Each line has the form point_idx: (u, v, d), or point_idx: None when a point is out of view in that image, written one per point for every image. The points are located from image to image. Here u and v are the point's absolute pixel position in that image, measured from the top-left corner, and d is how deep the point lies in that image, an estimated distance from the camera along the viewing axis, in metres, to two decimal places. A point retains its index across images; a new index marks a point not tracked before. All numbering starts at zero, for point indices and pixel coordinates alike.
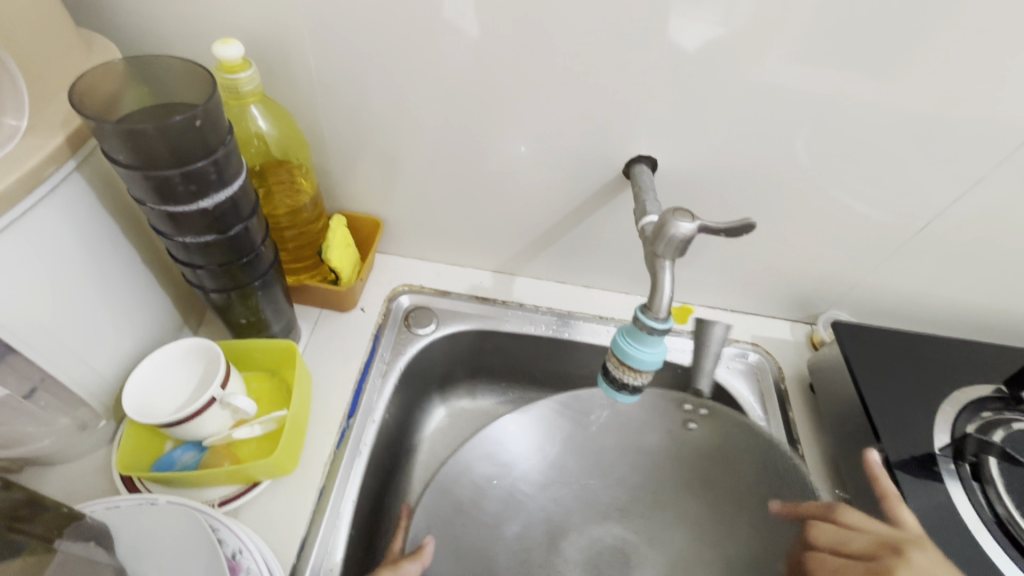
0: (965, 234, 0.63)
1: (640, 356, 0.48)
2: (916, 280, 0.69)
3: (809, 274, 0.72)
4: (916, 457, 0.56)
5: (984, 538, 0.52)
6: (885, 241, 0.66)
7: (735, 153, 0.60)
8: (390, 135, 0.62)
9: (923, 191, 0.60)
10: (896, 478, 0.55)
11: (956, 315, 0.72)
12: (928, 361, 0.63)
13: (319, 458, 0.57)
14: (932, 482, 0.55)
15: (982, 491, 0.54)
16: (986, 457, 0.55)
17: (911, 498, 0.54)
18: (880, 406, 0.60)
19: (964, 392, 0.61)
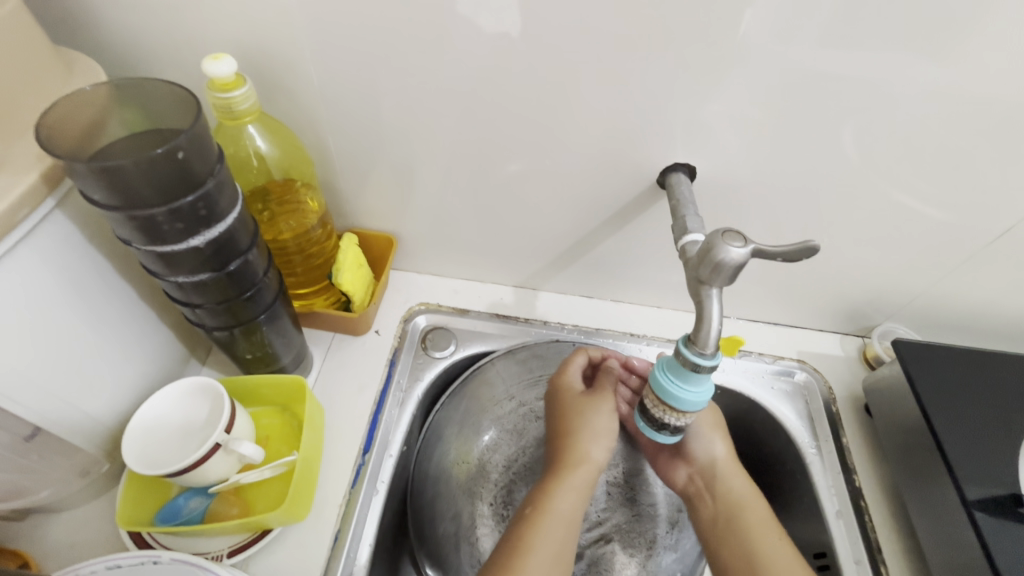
0: None
1: (684, 396, 0.42)
2: (987, 290, 0.62)
3: (863, 285, 0.65)
4: (998, 498, 0.50)
5: None
6: (952, 249, 0.59)
7: (782, 157, 0.54)
8: (402, 149, 0.58)
9: (1007, 192, 0.53)
10: (974, 520, 0.49)
11: None
12: (1007, 384, 0.56)
13: (334, 498, 0.53)
14: (1017, 526, 0.49)
15: None
16: None
17: (994, 545, 0.48)
18: (953, 438, 0.53)
19: None
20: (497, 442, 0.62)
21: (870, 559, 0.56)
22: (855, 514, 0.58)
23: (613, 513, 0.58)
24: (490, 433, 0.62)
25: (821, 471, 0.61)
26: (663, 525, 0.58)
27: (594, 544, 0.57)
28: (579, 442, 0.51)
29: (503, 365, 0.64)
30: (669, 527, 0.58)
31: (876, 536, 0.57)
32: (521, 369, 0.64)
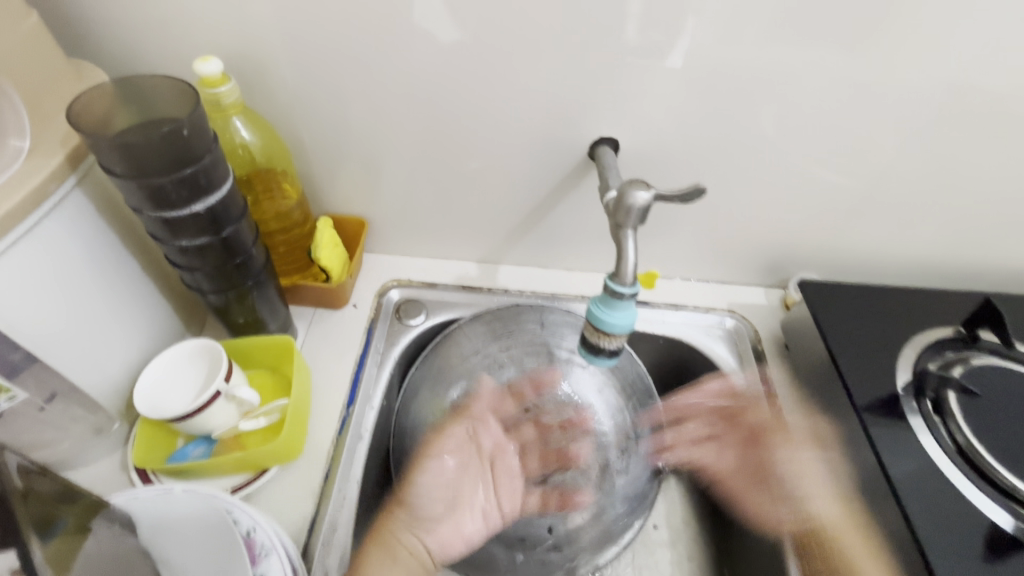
0: (912, 189, 0.67)
1: (613, 320, 0.51)
2: (876, 237, 0.73)
3: (776, 241, 0.76)
4: (882, 399, 0.60)
5: (950, 470, 0.54)
6: (842, 203, 0.70)
7: (691, 132, 0.63)
8: (367, 140, 0.66)
9: (878, 150, 0.64)
10: (862, 420, 0.59)
11: (914, 268, 0.76)
12: (892, 311, 0.67)
13: (323, 444, 0.60)
14: (899, 421, 0.58)
15: (945, 425, 0.57)
16: (945, 392, 0.58)
17: (876, 436, 0.57)
18: (846, 356, 0.63)
19: (922, 336, 0.64)
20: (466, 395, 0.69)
21: (790, 466, 0.65)
22: None
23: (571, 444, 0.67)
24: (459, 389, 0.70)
25: (749, 399, 0.70)
26: (613, 451, 0.68)
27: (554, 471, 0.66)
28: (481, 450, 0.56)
29: (469, 329, 0.70)
30: (619, 453, 0.68)
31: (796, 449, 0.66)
32: (484, 330, 0.70)
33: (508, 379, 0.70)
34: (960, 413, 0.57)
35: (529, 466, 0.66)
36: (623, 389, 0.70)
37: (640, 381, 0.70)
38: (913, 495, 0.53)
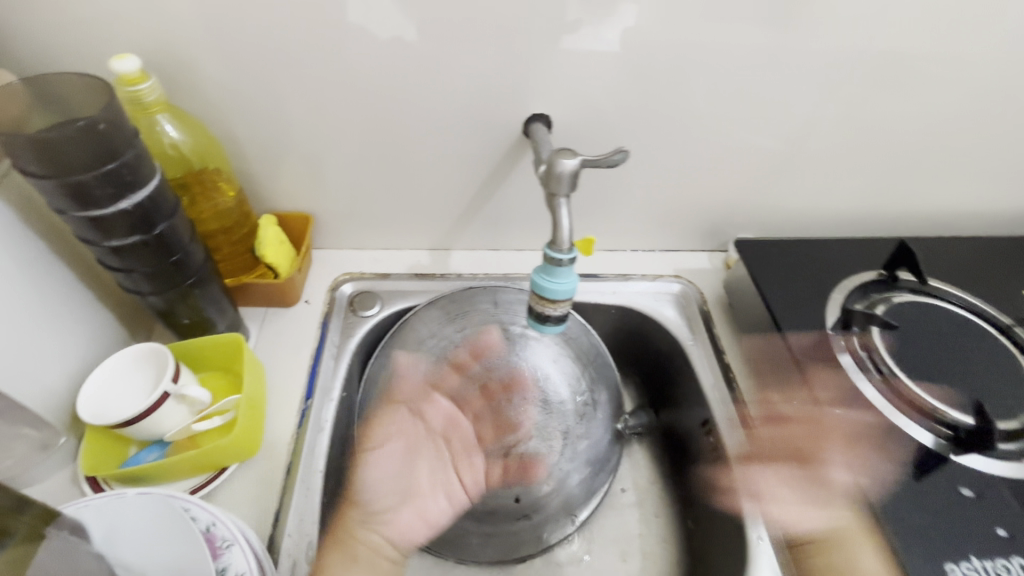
0: (829, 147, 0.72)
1: (555, 287, 0.54)
2: (803, 195, 0.77)
3: (714, 206, 0.79)
4: (813, 339, 0.62)
5: (877, 399, 0.57)
6: (769, 164, 0.74)
7: (621, 105, 0.65)
8: (302, 134, 0.66)
9: (798, 110, 0.67)
10: (798, 362, 0.61)
11: (841, 222, 0.81)
12: (821, 262, 0.70)
13: (283, 438, 0.60)
14: (832, 360, 0.60)
15: (870, 359, 0.60)
16: (870, 328, 0.62)
17: (811, 375, 0.59)
18: (780, 305, 0.66)
19: (848, 281, 0.68)
20: (423, 379, 0.68)
21: (738, 414, 0.67)
22: (725, 384, 0.70)
23: (530, 414, 0.66)
24: (417, 373, 0.68)
25: (698, 356, 0.74)
26: (573, 418, 0.67)
27: (517, 443, 0.65)
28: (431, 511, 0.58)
29: (425, 315, 0.72)
30: (578, 419, 0.67)
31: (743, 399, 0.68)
32: (438, 313, 0.72)
33: (465, 359, 0.68)
34: (886, 349, 0.60)
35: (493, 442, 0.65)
36: (578, 353, 0.71)
37: (595, 351, 0.72)
38: (846, 423, 0.56)
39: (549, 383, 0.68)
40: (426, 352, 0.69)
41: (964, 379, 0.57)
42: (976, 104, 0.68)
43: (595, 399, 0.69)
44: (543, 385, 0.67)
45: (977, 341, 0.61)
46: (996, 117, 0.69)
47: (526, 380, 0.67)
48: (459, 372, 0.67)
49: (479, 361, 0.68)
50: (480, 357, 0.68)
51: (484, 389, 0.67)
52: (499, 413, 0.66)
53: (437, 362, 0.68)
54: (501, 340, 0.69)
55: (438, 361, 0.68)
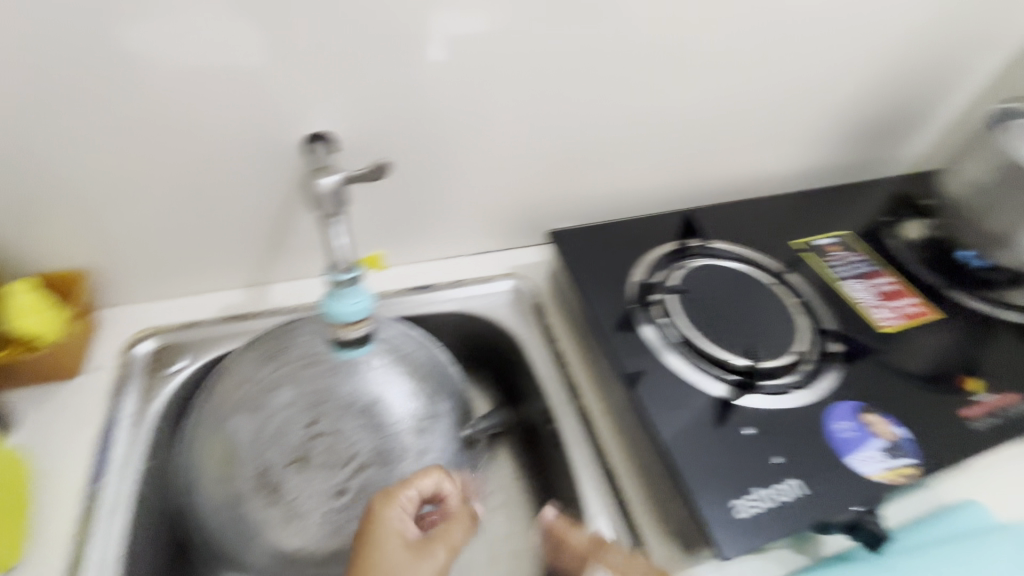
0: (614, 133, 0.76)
1: (343, 309, 0.52)
2: (614, 180, 0.81)
3: (533, 202, 0.80)
4: (619, 319, 0.66)
5: (678, 364, 0.61)
6: (569, 156, 0.76)
7: (394, 113, 0.65)
8: (39, 180, 0.60)
9: (569, 102, 0.71)
10: (609, 344, 0.63)
11: (659, 202, 0.85)
12: (625, 241, 0.75)
13: (63, 531, 0.53)
14: (637, 335, 0.64)
15: (669, 326, 0.65)
16: (666, 297, 0.67)
17: (619, 355, 0.62)
18: (590, 291, 0.69)
19: (646, 256, 0.73)
20: (238, 429, 0.62)
21: (572, 398, 0.69)
22: (557, 369, 0.73)
23: (364, 442, 0.63)
24: (233, 423, 0.62)
25: (533, 349, 0.75)
26: (412, 435, 0.65)
27: (354, 475, 0.62)
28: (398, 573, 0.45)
29: (242, 360, 0.65)
30: (418, 435, 0.66)
31: (577, 384, 0.71)
32: (252, 353, 0.66)
33: (286, 398, 0.63)
34: (678, 313, 0.65)
35: (327, 479, 0.61)
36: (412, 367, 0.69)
37: (434, 363, 0.70)
38: (648, 388, 0.59)
39: (384, 405, 0.65)
40: (240, 399, 0.63)
41: (740, 328, 0.64)
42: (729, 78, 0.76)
43: (436, 410, 0.68)
44: (377, 408, 0.65)
45: (752, 294, 0.69)
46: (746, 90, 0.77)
47: (356, 407, 0.64)
48: (279, 413, 0.62)
49: (302, 397, 0.63)
50: (304, 392, 0.64)
51: (311, 426, 0.62)
52: (329, 448, 0.62)
53: (255, 406, 0.63)
54: (325, 370, 0.64)
55: (255, 405, 0.63)
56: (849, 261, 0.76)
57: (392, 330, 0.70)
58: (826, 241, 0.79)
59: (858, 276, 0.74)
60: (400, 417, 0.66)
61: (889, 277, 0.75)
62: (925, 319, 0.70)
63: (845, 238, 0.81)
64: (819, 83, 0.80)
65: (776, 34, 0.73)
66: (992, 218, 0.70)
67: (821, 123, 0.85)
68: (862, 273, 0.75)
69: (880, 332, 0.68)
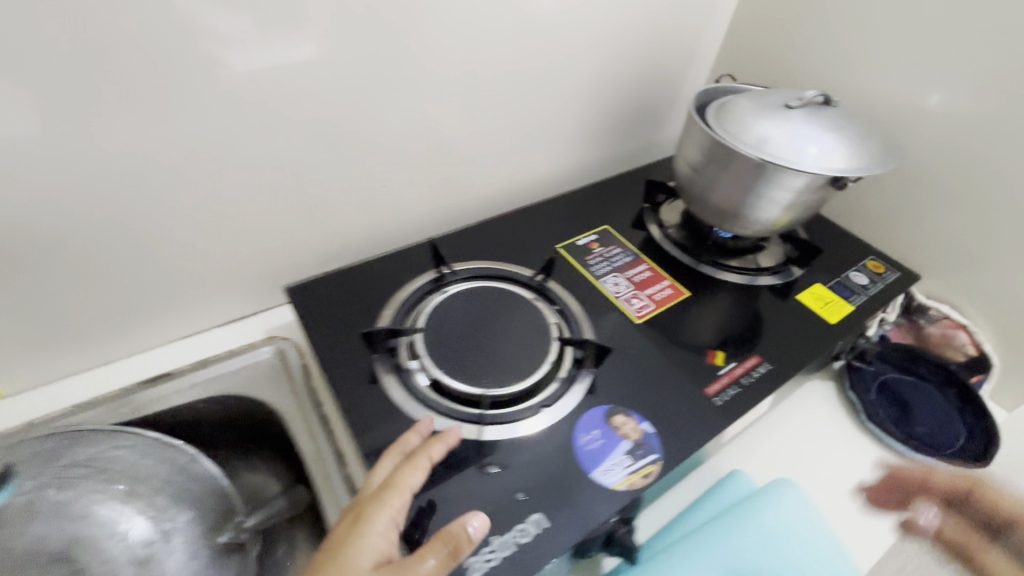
0: (347, 172, 0.68)
1: None
2: (363, 216, 0.74)
3: (275, 257, 0.70)
4: (360, 374, 0.59)
5: (421, 413, 0.56)
6: (299, 205, 0.67)
7: (25, 201, 0.51)
8: None
9: (277, 151, 0.61)
10: (341, 405, 0.56)
11: (422, 225, 0.81)
12: (374, 281, 0.68)
13: None
14: (378, 389, 0.58)
15: (414, 370, 0.59)
16: (409, 338, 0.60)
17: (353, 417, 0.55)
18: (327, 347, 0.61)
19: (400, 293, 0.66)
20: None
21: (337, 469, 0.63)
22: (321, 440, 0.65)
23: None
24: None
25: (294, 420, 0.67)
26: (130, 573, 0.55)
27: None
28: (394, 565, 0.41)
29: None
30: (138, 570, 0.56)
31: (340, 448, 0.63)
32: None
33: None
34: (426, 351, 0.59)
35: None
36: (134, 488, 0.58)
37: (170, 472, 0.59)
38: (382, 452, 0.53)
39: (90, 545, 0.55)
40: None
41: (490, 353, 0.60)
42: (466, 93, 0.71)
43: (167, 530, 0.58)
44: (82, 550, 0.54)
45: (511, 310, 0.66)
46: (483, 104, 0.73)
47: (47, 555, 0.53)
48: None
49: None
50: None
51: None
52: None
53: None
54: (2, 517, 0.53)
55: None
56: (607, 256, 0.77)
57: (108, 443, 0.58)
58: (586, 240, 0.80)
59: (616, 272, 0.75)
60: (116, 553, 0.56)
61: (643, 262, 0.77)
62: (676, 299, 0.72)
63: (605, 231, 0.81)
64: (558, 86, 0.79)
65: (505, 43, 0.70)
66: (719, 190, 0.72)
67: (566, 122, 0.85)
68: (618, 265, 0.76)
69: (636, 323, 0.69)
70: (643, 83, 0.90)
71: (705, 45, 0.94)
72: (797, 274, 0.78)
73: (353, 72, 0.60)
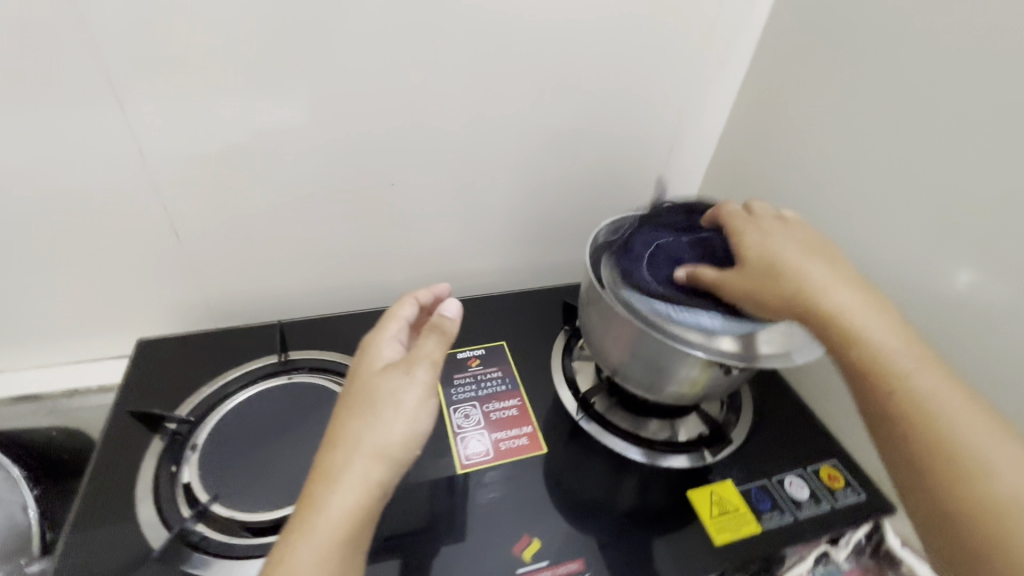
0: (226, 240, 0.71)
1: None
2: (245, 279, 0.76)
3: (153, 308, 0.74)
4: (130, 450, 0.56)
5: (149, 514, 0.51)
6: (178, 263, 0.71)
7: None
8: None
9: (152, 212, 0.65)
10: (89, 477, 0.54)
11: (310, 296, 0.82)
12: (217, 353, 0.67)
13: None
14: (133, 472, 0.54)
15: (179, 460, 0.55)
16: (195, 425, 0.57)
17: (88, 496, 0.52)
18: (125, 410, 0.60)
19: (228, 372, 0.64)
20: None
21: None
22: None
23: None
24: None
25: None
26: None
27: None
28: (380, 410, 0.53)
29: None
30: None
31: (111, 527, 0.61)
32: None
33: None
34: (201, 440, 0.56)
35: None
36: None
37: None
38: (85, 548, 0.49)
39: None
40: None
41: (262, 463, 0.55)
42: (378, 179, 0.72)
43: None
44: None
45: (322, 415, 0.60)
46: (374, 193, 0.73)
47: None
48: None
49: None
50: None
51: None
52: None
53: None
54: None
55: None
56: (479, 378, 0.67)
57: None
58: (469, 353, 0.70)
59: (475, 401, 0.64)
60: None
61: (517, 396, 0.66)
62: (526, 453, 0.60)
63: (497, 346, 0.72)
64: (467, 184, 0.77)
65: (405, 134, 0.69)
66: (598, 339, 0.59)
67: (494, 219, 0.83)
68: (484, 392, 0.65)
69: (456, 471, 0.58)
70: (593, 190, 0.85)
71: (677, 159, 0.87)
72: (708, 462, 0.61)
73: (233, 148, 0.63)
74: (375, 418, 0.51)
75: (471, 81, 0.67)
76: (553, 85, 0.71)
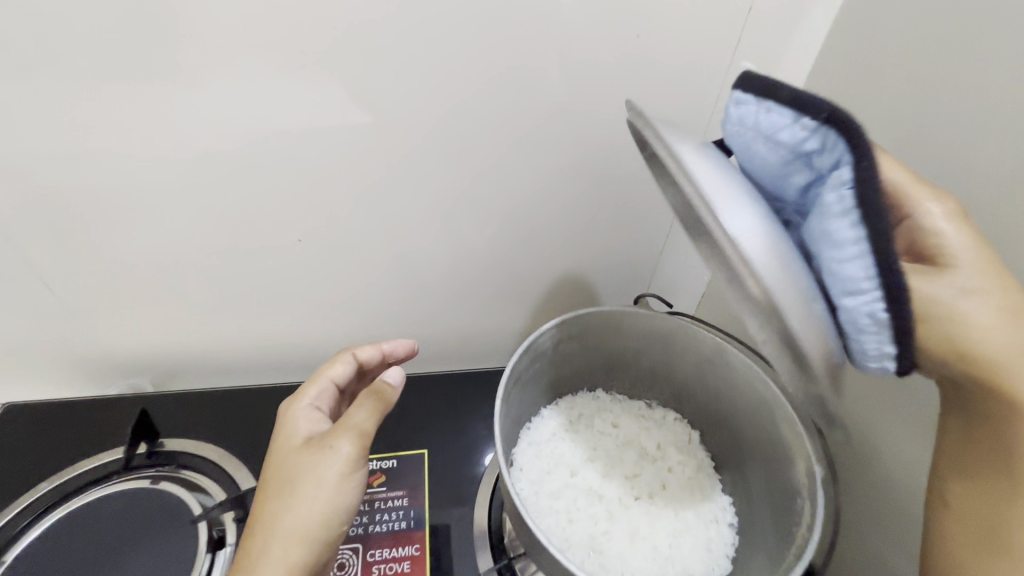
0: (110, 300, 0.59)
1: None
2: (140, 344, 0.64)
3: (31, 363, 0.63)
4: None
5: None
6: (52, 320, 0.59)
7: None
8: None
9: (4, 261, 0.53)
10: None
11: (223, 369, 0.70)
12: (84, 433, 0.59)
13: None
14: None
15: None
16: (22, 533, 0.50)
17: None
18: None
19: (84, 461, 0.56)
20: None
21: None
22: None
23: None
24: None
25: None
26: None
27: None
28: (301, 487, 0.42)
29: None
30: None
31: None
32: None
33: None
34: (14, 555, 0.49)
35: None
36: None
37: None
38: None
39: None
40: None
41: None
42: (295, 254, 0.59)
43: None
44: None
45: (160, 536, 0.50)
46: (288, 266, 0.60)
47: None
48: None
49: None
50: None
51: None
52: None
53: None
54: None
55: None
56: (376, 505, 0.55)
57: None
58: (376, 465, 0.58)
59: (359, 545, 0.52)
60: None
61: (414, 540, 0.53)
62: None
63: (415, 458, 0.59)
64: (407, 256, 0.62)
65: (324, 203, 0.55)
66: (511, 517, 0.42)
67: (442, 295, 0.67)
68: (375, 529, 0.53)
69: None
70: (576, 266, 0.68)
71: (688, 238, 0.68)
72: None
73: (97, 199, 0.50)
74: (295, 502, 0.42)
75: (403, 144, 0.52)
76: (522, 146, 0.54)
